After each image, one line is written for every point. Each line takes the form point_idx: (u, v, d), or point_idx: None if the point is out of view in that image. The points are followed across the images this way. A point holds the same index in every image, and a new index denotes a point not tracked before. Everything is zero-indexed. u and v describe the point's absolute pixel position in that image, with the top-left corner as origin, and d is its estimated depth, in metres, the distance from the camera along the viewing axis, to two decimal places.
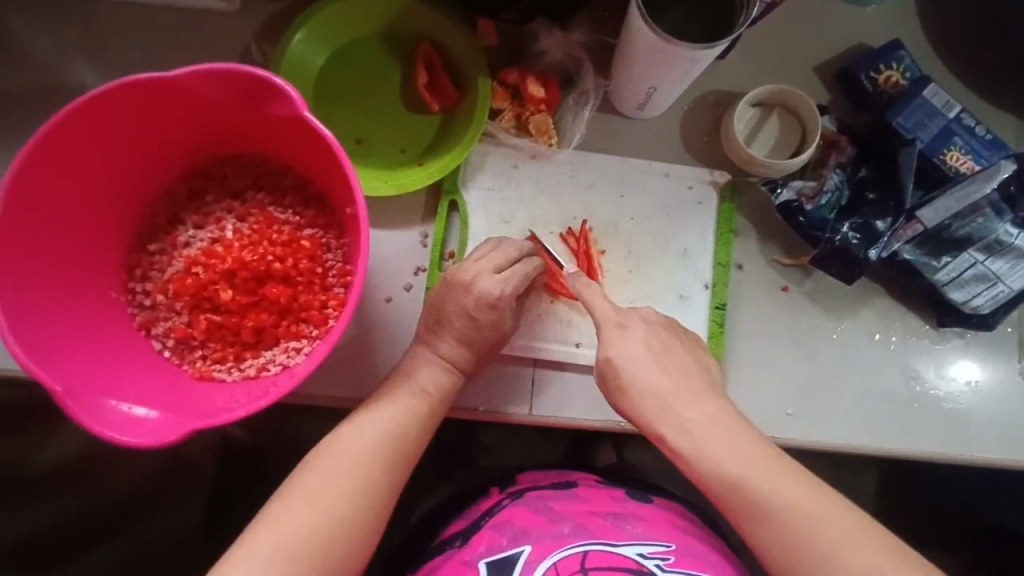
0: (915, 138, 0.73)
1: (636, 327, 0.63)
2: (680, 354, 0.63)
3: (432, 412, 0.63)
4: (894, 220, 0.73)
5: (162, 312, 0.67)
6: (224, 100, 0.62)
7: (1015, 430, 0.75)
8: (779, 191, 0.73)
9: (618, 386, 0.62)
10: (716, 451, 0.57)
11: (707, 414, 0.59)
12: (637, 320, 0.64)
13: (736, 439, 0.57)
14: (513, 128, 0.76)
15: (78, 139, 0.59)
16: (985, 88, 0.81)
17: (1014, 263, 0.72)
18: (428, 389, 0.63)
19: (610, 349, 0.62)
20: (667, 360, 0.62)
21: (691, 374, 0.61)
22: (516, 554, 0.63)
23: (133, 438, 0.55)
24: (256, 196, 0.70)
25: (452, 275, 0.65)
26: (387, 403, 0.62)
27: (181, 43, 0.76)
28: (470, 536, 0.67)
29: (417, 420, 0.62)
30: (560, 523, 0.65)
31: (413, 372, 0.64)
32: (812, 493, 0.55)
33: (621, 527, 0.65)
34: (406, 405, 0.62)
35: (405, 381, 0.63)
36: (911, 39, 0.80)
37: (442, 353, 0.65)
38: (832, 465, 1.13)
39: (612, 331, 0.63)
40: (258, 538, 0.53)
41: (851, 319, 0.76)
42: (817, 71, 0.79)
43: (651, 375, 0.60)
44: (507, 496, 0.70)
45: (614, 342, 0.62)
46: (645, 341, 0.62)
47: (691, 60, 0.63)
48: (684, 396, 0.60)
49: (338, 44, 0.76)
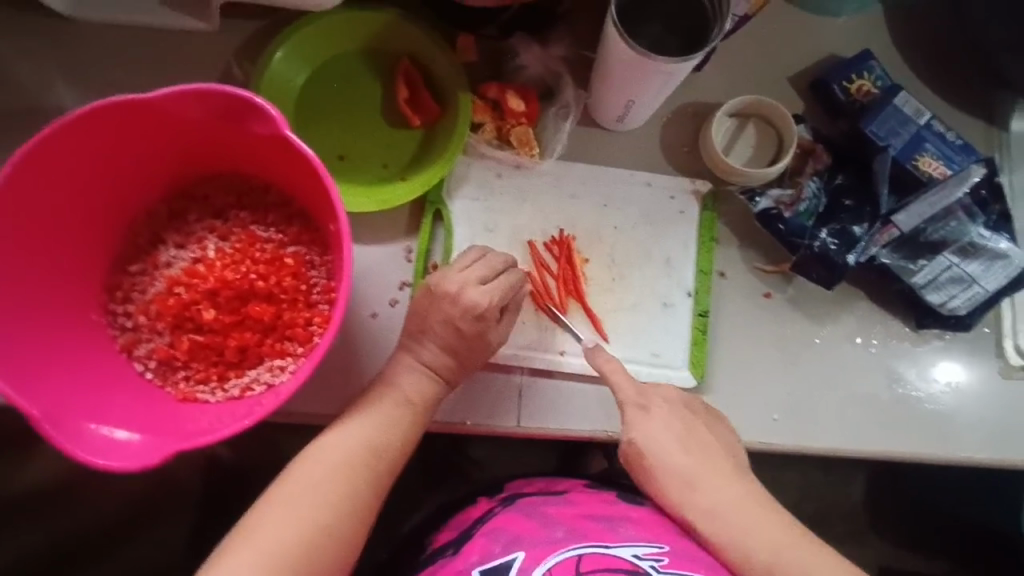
0: (889, 144, 0.74)
1: (658, 406, 0.67)
2: (703, 432, 0.66)
3: (415, 421, 0.63)
4: (870, 226, 0.74)
5: (143, 333, 0.66)
6: (205, 118, 0.62)
7: (996, 428, 0.76)
8: (757, 199, 0.75)
9: (641, 467, 0.66)
10: (737, 535, 0.61)
11: (725, 497, 0.63)
12: (659, 400, 0.67)
13: (766, 526, 0.61)
14: (495, 140, 0.77)
15: (54, 161, 0.59)
16: (953, 95, 0.83)
17: (988, 264, 0.73)
18: (412, 397, 0.63)
19: (633, 431, 0.66)
20: (691, 440, 0.66)
21: (709, 449, 0.66)
22: (509, 561, 0.62)
23: (114, 462, 0.55)
24: (239, 215, 0.70)
25: (437, 283, 0.65)
26: (370, 410, 0.61)
27: (164, 62, 0.76)
28: (462, 545, 0.67)
29: (401, 431, 0.62)
30: (552, 528, 0.65)
31: (395, 381, 0.63)
32: (838, 570, 0.59)
33: (613, 529, 0.65)
34: (389, 413, 0.62)
35: (388, 390, 0.63)
36: (882, 49, 0.82)
37: (425, 360, 0.64)
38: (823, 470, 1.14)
39: (634, 414, 0.67)
40: (240, 545, 0.53)
41: (833, 323, 0.77)
42: (792, 81, 0.81)
43: (676, 461, 0.65)
44: (498, 503, 0.70)
45: (640, 426, 0.66)
46: (669, 421, 0.66)
47: (668, 73, 0.64)
48: (707, 479, 0.64)
49: (319, 62, 0.76)
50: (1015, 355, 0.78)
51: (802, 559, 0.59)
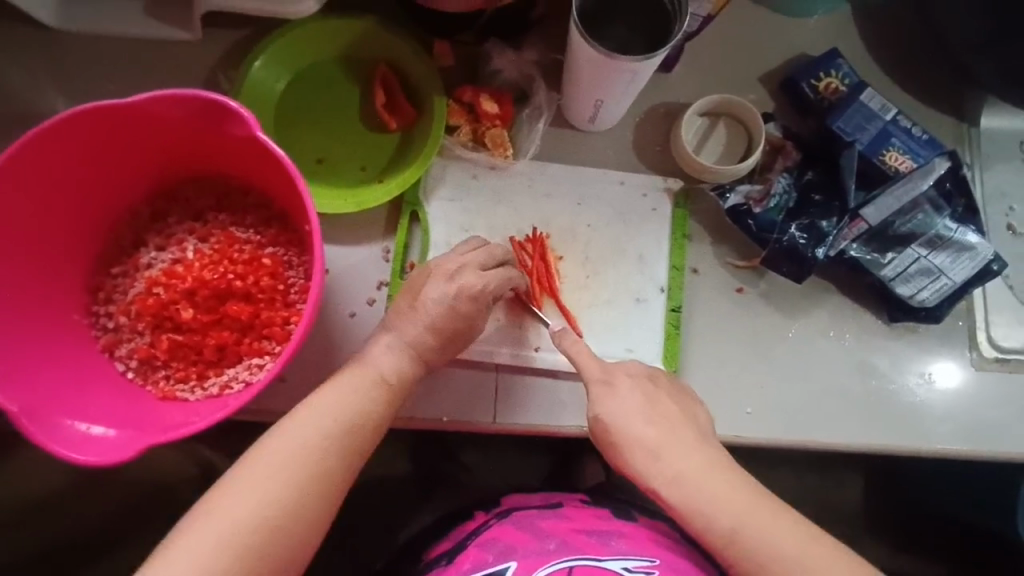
0: (856, 139, 0.76)
1: (623, 382, 0.65)
2: (669, 405, 0.64)
3: (389, 401, 0.62)
4: (839, 220, 0.75)
5: (125, 334, 0.68)
6: (181, 122, 0.64)
7: (972, 420, 0.76)
8: (728, 196, 0.76)
9: (608, 441, 0.63)
10: (704, 504, 0.59)
11: (692, 467, 0.61)
12: (624, 375, 0.66)
13: (732, 494, 0.59)
14: (470, 142, 0.78)
15: (36, 166, 0.61)
16: (922, 91, 0.84)
17: (955, 256, 0.74)
18: (387, 374, 0.62)
19: (599, 406, 0.64)
20: (656, 411, 0.63)
21: (676, 422, 0.63)
22: (502, 570, 0.64)
23: (91, 457, 0.56)
24: (218, 217, 0.71)
25: (436, 263, 0.67)
26: (337, 388, 0.60)
27: (148, 72, 0.78)
28: (455, 555, 0.67)
29: (372, 411, 0.60)
30: (545, 540, 0.66)
31: (371, 359, 0.63)
32: (811, 543, 0.57)
33: (606, 543, 0.66)
34: (362, 390, 0.61)
35: (362, 367, 0.62)
36: (850, 48, 0.84)
37: (405, 336, 0.64)
38: (815, 471, 1.15)
39: (599, 390, 0.65)
40: (201, 527, 0.52)
41: (805, 318, 0.78)
42: (763, 80, 0.82)
43: (641, 431, 0.62)
44: (494, 517, 0.71)
45: (604, 400, 0.64)
46: (634, 395, 0.64)
47: (633, 72, 0.65)
48: (673, 448, 0.61)
49: (297, 69, 0.78)
50: (988, 346, 0.79)
51: (777, 534, 0.57)
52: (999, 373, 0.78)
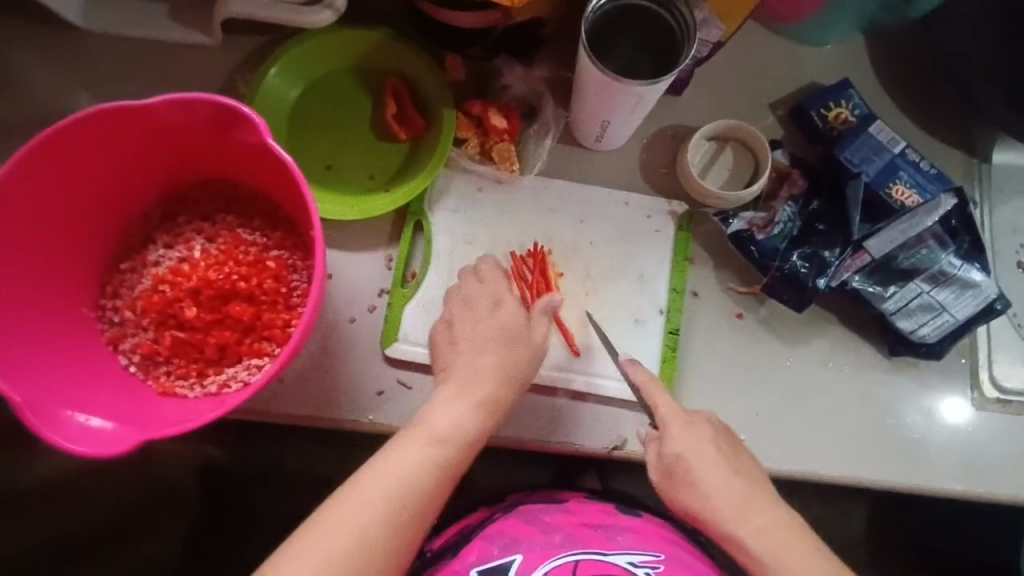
0: (862, 171, 0.76)
1: (702, 425, 0.64)
2: (744, 458, 0.64)
3: (455, 458, 0.60)
4: (842, 251, 0.75)
5: (129, 329, 0.69)
6: (194, 126, 0.66)
7: (970, 459, 0.75)
8: (730, 221, 0.76)
9: (682, 482, 0.62)
10: (786, 559, 0.58)
11: (774, 521, 0.60)
12: (704, 418, 0.65)
13: (813, 555, 0.58)
14: (477, 155, 0.79)
15: (53, 162, 0.63)
16: (932, 124, 0.84)
17: (958, 293, 0.74)
18: (449, 433, 0.60)
19: (677, 446, 0.63)
20: (734, 463, 0.63)
21: (753, 475, 0.63)
22: (506, 564, 0.64)
23: (87, 449, 0.57)
24: (226, 218, 0.73)
25: (460, 302, 0.68)
26: (404, 450, 0.58)
27: (168, 74, 0.80)
28: (460, 548, 0.67)
29: (437, 471, 0.59)
30: (550, 533, 0.67)
31: (430, 420, 0.61)
32: None
33: (611, 537, 0.67)
34: (427, 451, 0.59)
35: (425, 429, 0.60)
36: (861, 78, 0.84)
37: (463, 395, 0.62)
38: (821, 502, 1.12)
39: (677, 429, 0.64)
40: None
41: (805, 346, 0.77)
42: (772, 107, 0.83)
43: (722, 480, 0.61)
44: (499, 511, 0.71)
45: (685, 440, 0.63)
46: (715, 442, 0.63)
47: (639, 96, 0.66)
48: (753, 501, 0.61)
49: (311, 77, 0.80)
50: (990, 386, 0.78)
51: None
52: (1000, 413, 0.77)
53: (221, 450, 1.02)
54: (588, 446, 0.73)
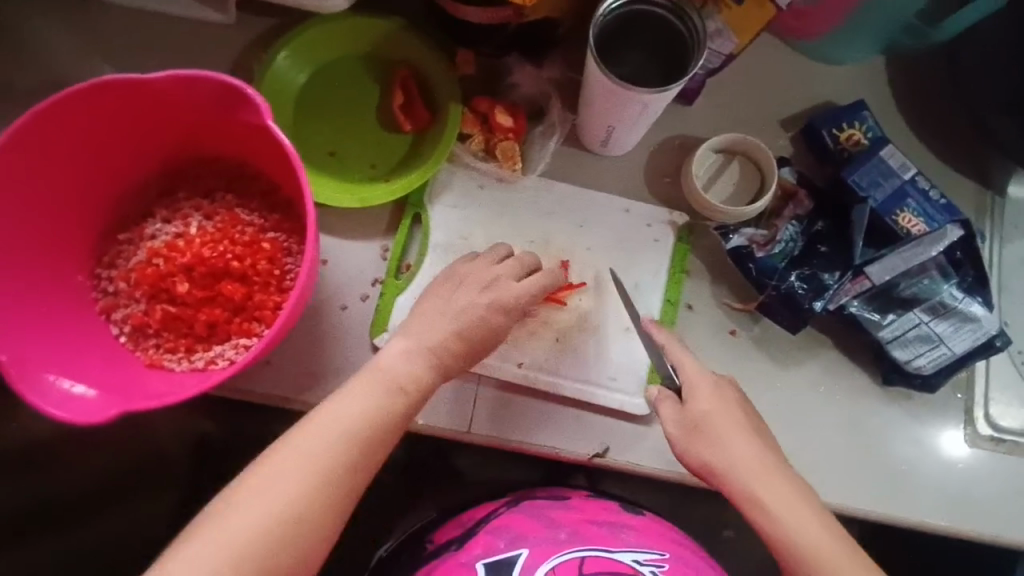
0: (869, 196, 0.74)
1: (727, 390, 0.65)
2: (762, 425, 0.65)
3: (405, 411, 0.60)
4: (842, 274, 0.74)
5: (122, 299, 0.70)
6: (198, 102, 0.66)
7: (958, 496, 0.74)
8: (730, 236, 0.75)
9: (705, 439, 0.63)
10: (796, 516, 0.59)
11: (785, 483, 0.61)
12: (729, 384, 0.66)
13: (820, 518, 0.60)
14: (481, 152, 0.79)
15: (56, 129, 0.63)
16: (947, 153, 0.82)
17: (957, 326, 0.72)
18: (405, 385, 0.61)
19: (704, 404, 0.64)
20: (755, 428, 0.64)
21: (769, 441, 0.64)
22: (512, 558, 0.65)
23: (69, 416, 0.58)
24: (226, 197, 0.73)
25: (461, 266, 0.67)
26: (360, 398, 0.59)
27: (181, 49, 0.80)
28: (465, 540, 0.68)
29: (385, 426, 0.59)
30: (556, 530, 0.68)
31: (388, 364, 0.61)
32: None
33: (617, 535, 0.68)
34: (380, 401, 0.59)
35: (382, 377, 0.60)
36: (877, 101, 0.82)
37: (427, 350, 0.62)
38: None
39: (705, 388, 0.64)
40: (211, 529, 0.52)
41: (797, 368, 0.76)
42: (784, 124, 0.81)
43: (742, 441, 0.62)
44: (504, 505, 0.71)
45: (712, 399, 0.64)
46: (739, 405, 0.65)
47: (644, 103, 0.65)
48: (769, 463, 0.62)
49: (321, 63, 0.80)
50: (984, 424, 0.76)
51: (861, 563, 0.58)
52: (992, 452, 0.76)
53: None
54: (567, 451, 0.73)
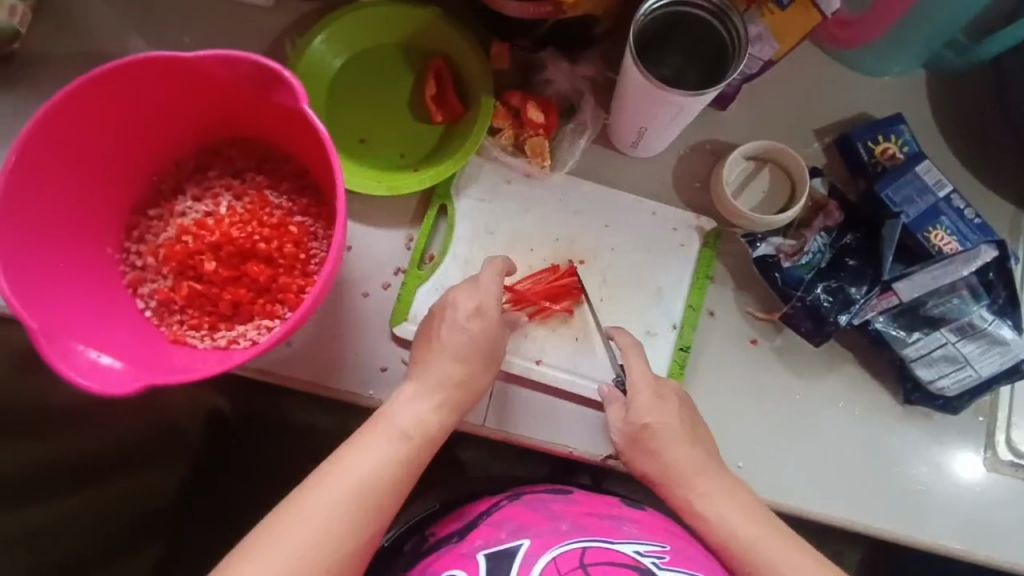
0: (902, 211, 0.73)
1: (671, 398, 0.67)
2: (704, 431, 0.67)
3: (417, 458, 0.60)
4: (869, 289, 0.73)
5: (149, 275, 0.71)
6: (235, 82, 0.66)
7: (973, 520, 0.73)
8: (758, 245, 0.74)
9: (647, 451, 0.65)
10: (732, 518, 0.61)
11: (721, 486, 0.63)
12: (673, 390, 0.67)
13: (758, 516, 0.62)
14: (510, 146, 0.79)
15: (95, 102, 0.64)
16: (984, 172, 0.80)
17: (985, 348, 0.71)
18: (410, 431, 0.60)
19: (649, 416, 0.65)
20: (695, 436, 0.66)
21: (709, 447, 0.66)
22: (514, 547, 0.64)
23: (95, 385, 0.58)
24: (256, 178, 0.74)
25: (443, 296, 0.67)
26: (361, 448, 0.58)
27: (218, 28, 0.80)
28: (467, 532, 0.68)
29: (396, 468, 0.58)
30: (557, 521, 0.66)
31: (394, 416, 0.61)
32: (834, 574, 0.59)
33: (619, 527, 0.67)
34: (388, 447, 0.59)
35: (382, 425, 0.60)
36: (916, 115, 0.81)
37: (425, 393, 0.62)
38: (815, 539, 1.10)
39: (645, 398, 0.66)
40: None
41: (817, 382, 0.75)
42: (818, 134, 0.80)
43: (681, 451, 0.64)
44: (505, 498, 0.71)
45: (653, 410, 0.66)
46: (680, 415, 0.66)
47: (680, 106, 0.65)
48: (703, 469, 0.64)
49: (356, 49, 0.80)
50: (1005, 448, 0.75)
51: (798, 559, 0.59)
52: (1011, 477, 0.74)
53: (225, 402, 1.04)
54: (580, 451, 0.73)
